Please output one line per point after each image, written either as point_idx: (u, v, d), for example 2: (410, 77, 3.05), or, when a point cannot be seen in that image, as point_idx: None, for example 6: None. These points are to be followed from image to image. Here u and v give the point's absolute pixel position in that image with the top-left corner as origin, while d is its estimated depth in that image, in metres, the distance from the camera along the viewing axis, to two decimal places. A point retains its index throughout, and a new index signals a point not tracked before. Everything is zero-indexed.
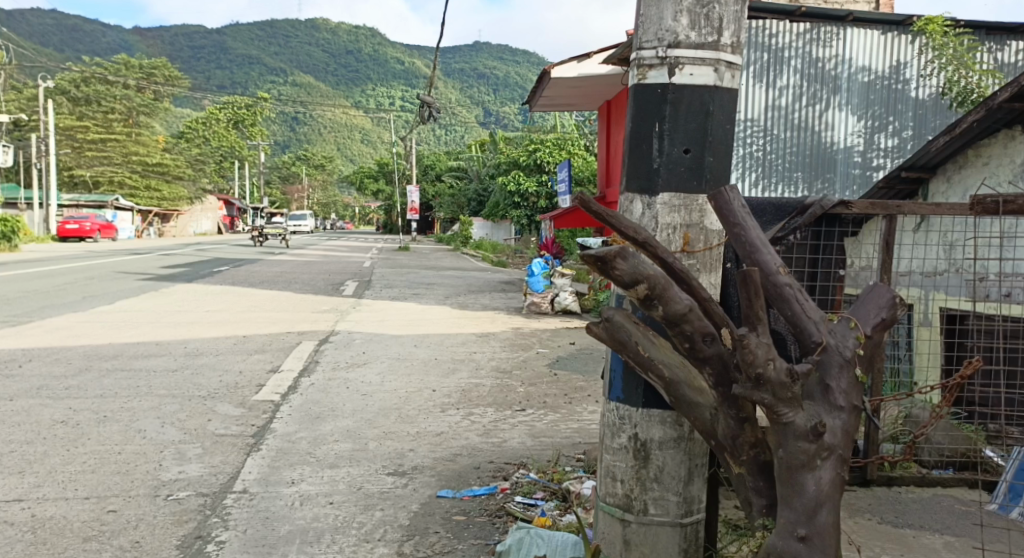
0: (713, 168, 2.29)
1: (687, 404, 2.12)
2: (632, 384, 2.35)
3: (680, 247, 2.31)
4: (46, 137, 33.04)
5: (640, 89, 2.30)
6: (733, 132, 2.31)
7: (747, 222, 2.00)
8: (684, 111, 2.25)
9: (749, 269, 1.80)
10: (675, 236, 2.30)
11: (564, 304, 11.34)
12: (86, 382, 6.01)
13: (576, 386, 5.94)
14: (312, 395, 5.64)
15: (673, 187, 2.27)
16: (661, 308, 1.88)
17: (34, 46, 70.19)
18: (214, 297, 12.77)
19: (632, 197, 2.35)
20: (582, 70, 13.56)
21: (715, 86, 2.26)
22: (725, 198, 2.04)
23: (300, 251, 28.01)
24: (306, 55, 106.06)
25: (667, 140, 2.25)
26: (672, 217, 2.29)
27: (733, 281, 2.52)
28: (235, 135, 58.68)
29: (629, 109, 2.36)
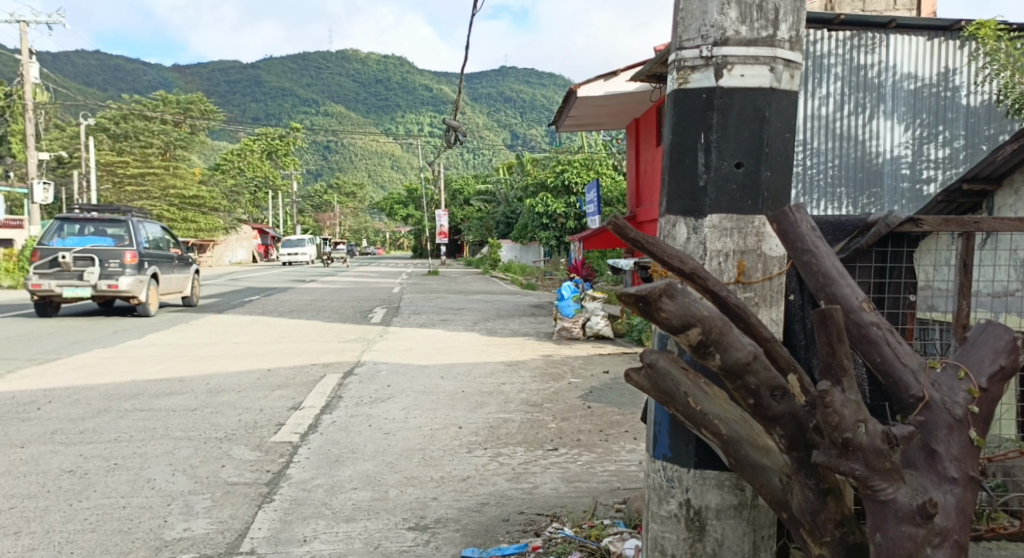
0: (770, 184, 2.10)
1: (749, 467, 1.84)
2: (682, 439, 2.14)
3: (733, 279, 2.13)
4: (88, 174, 33.85)
5: (681, 94, 2.12)
6: (792, 142, 2.12)
7: (819, 249, 1.94)
8: (735, 118, 2.07)
9: (829, 309, 1.60)
10: (728, 265, 2.11)
11: (596, 328, 10.96)
12: (102, 424, 5.77)
13: (611, 420, 5.59)
14: (332, 435, 5.33)
15: (723, 209, 2.09)
16: (720, 358, 1.65)
17: (78, 86, 72.37)
18: (242, 328, 12.62)
19: (674, 220, 2.15)
20: (608, 89, 13.29)
21: (771, 88, 2.07)
22: (792, 219, 1.95)
23: (331, 278, 27.96)
24: (337, 85, 107.71)
25: (714, 152, 2.07)
26: (724, 242, 2.10)
27: (800, 317, 2.38)
28: (268, 166, 59.55)
29: (668, 120, 2.19)
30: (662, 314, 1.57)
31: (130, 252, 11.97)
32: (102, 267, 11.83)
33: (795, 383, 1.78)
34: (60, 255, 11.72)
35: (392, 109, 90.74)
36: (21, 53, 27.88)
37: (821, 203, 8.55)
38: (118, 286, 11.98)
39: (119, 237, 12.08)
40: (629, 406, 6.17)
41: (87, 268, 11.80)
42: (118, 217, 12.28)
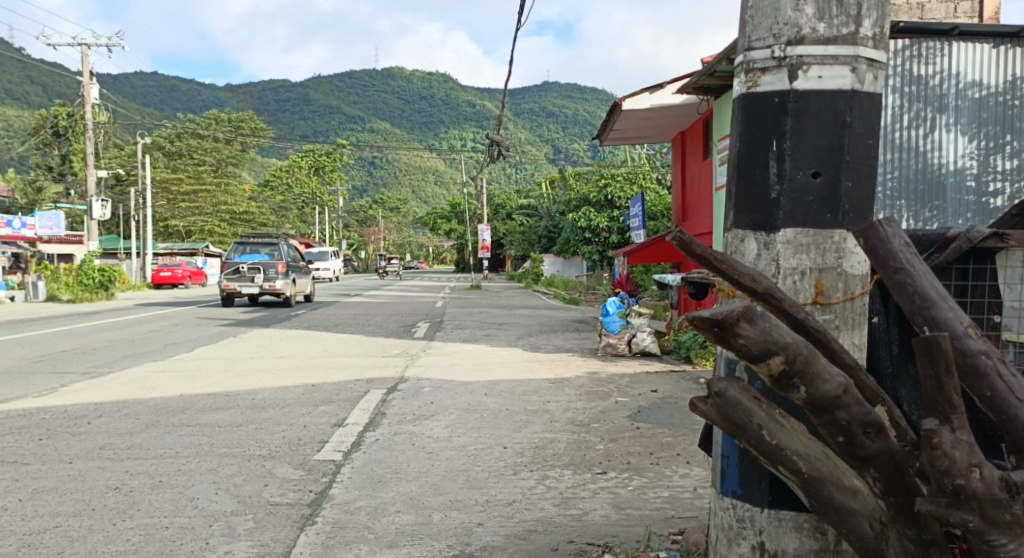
0: (851, 195, 2.12)
1: (836, 510, 1.74)
2: (755, 478, 2.15)
3: (812, 298, 2.15)
4: (144, 191, 35.07)
5: (751, 98, 2.17)
6: (875, 147, 2.14)
7: (916, 267, 1.99)
8: (811, 126, 2.10)
9: (936, 337, 1.59)
10: (807, 283, 2.14)
11: (642, 344, 10.74)
12: (149, 440, 5.74)
13: (662, 442, 5.40)
14: (376, 454, 5.23)
15: (799, 223, 2.11)
16: (808, 390, 1.60)
17: (136, 106, 74.68)
18: (288, 342, 12.67)
19: (744, 235, 2.19)
20: (654, 101, 13.11)
21: (852, 89, 2.10)
22: (883, 232, 2.03)
23: (375, 292, 28.13)
24: (382, 102, 109.20)
25: (789, 161, 2.10)
26: (800, 259, 2.12)
27: (885, 340, 2.27)
28: (315, 182, 60.53)
29: (736, 124, 2.24)
30: (741, 341, 1.54)
31: (280, 264, 20.23)
32: (264, 274, 20.07)
33: (884, 412, 1.78)
34: (240, 266, 20.20)
35: (435, 125, 91.56)
36: (80, 74, 28.80)
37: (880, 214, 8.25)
38: (273, 284, 20.26)
39: (274, 255, 20.55)
40: (679, 427, 5.96)
41: (255, 274, 20.16)
42: (272, 242, 20.67)
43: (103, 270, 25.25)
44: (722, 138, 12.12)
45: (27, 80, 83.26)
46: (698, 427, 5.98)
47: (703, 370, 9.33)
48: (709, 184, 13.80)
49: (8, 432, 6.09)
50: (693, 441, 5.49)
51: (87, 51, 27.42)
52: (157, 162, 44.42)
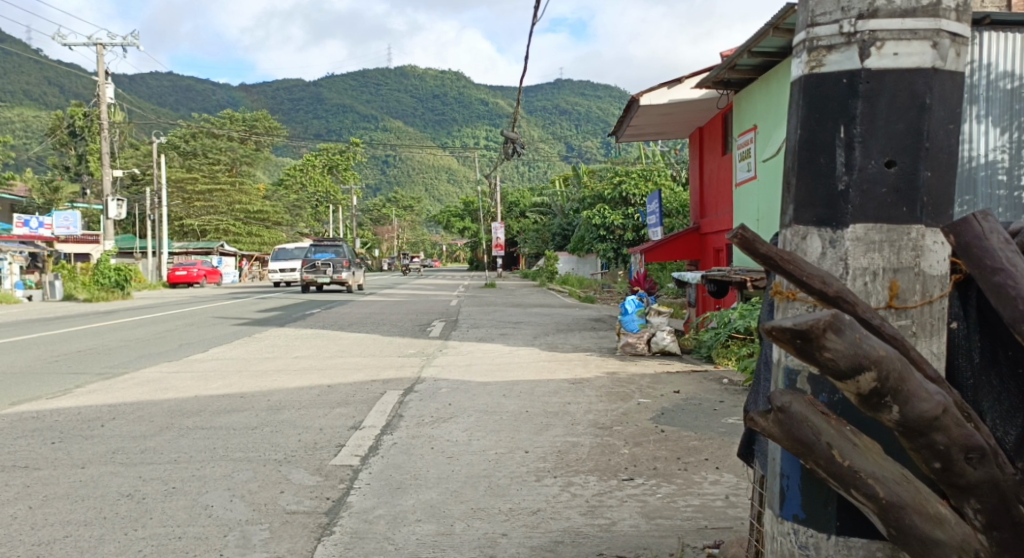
0: (929, 187, 1.93)
1: (922, 545, 1.55)
2: (822, 500, 1.89)
3: (884, 303, 1.96)
4: (159, 191, 35.10)
5: (814, 80, 1.98)
6: (954, 134, 1.96)
7: (1015, 268, 1.80)
8: (886, 110, 1.91)
9: None
10: (879, 288, 1.95)
11: (662, 344, 10.57)
12: (163, 444, 5.62)
13: (689, 446, 5.24)
14: (393, 459, 5.07)
15: (871, 218, 1.92)
16: (901, 410, 1.47)
17: (153, 108, 74.97)
18: (303, 342, 12.55)
19: (806, 230, 2.00)
20: (672, 96, 12.88)
21: (932, 68, 1.92)
22: (977, 227, 1.85)
23: (389, 291, 28.08)
24: (396, 101, 109.31)
25: (861, 150, 1.91)
26: (871, 258, 1.93)
27: (965, 350, 2.07)
28: (329, 181, 60.66)
29: (794, 109, 2.05)
30: (828, 357, 1.39)
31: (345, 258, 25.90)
32: (334, 266, 25.65)
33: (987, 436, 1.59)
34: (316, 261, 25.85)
35: (448, 123, 91.52)
36: (96, 74, 28.83)
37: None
38: (341, 275, 25.63)
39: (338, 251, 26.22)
40: (705, 430, 5.79)
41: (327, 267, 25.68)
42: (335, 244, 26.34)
43: (119, 269, 25.28)
44: (743, 133, 11.90)
45: (45, 80, 83.80)
46: (725, 430, 5.81)
47: (724, 370, 9.14)
48: (728, 180, 13.58)
49: (20, 435, 5.98)
50: (721, 444, 5.32)
51: (102, 51, 27.47)
52: (172, 162, 44.55)
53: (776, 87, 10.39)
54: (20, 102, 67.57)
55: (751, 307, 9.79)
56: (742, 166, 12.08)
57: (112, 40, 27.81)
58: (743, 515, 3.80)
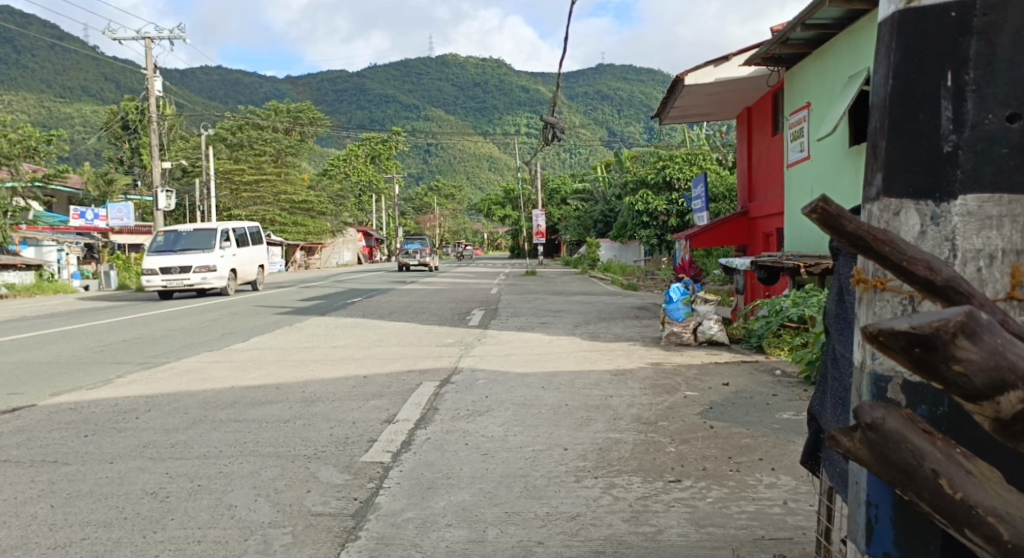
0: None
1: None
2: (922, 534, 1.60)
3: (1006, 293, 1.69)
4: (207, 182, 35.62)
5: (913, 25, 1.74)
6: None
7: None
8: (1008, 50, 1.65)
9: None
10: (1000, 276, 1.69)
11: (709, 333, 10.22)
12: (195, 436, 5.37)
13: (740, 445, 5.00)
14: (427, 456, 4.84)
15: (986, 188, 1.67)
16: None
17: (201, 99, 76.16)
18: (343, 331, 12.39)
19: (906, 206, 1.75)
20: (719, 74, 12.44)
21: None
22: None
23: (431, 279, 28.06)
24: (437, 89, 109.50)
25: (979, 102, 1.65)
26: (986, 236, 1.67)
27: None
28: (372, 170, 61.16)
29: (887, 58, 1.81)
30: (958, 371, 1.16)
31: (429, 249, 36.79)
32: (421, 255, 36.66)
33: None
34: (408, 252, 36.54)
35: (490, 111, 91.11)
36: (145, 67, 29.09)
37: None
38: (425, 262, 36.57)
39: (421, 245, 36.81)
40: (756, 427, 5.55)
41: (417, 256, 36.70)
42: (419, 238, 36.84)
43: None
44: (795, 112, 11.45)
45: (100, 75, 85.40)
46: (779, 427, 5.55)
47: (775, 360, 8.77)
48: (779, 161, 13.12)
49: (54, 425, 5.83)
50: (775, 443, 5.06)
51: (150, 44, 27.69)
52: (220, 154, 45.04)
53: (830, 63, 9.97)
54: (77, 96, 69.06)
55: (804, 295, 9.46)
56: (794, 146, 11.63)
57: (159, 33, 28.04)
58: (802, 524, 3.53)
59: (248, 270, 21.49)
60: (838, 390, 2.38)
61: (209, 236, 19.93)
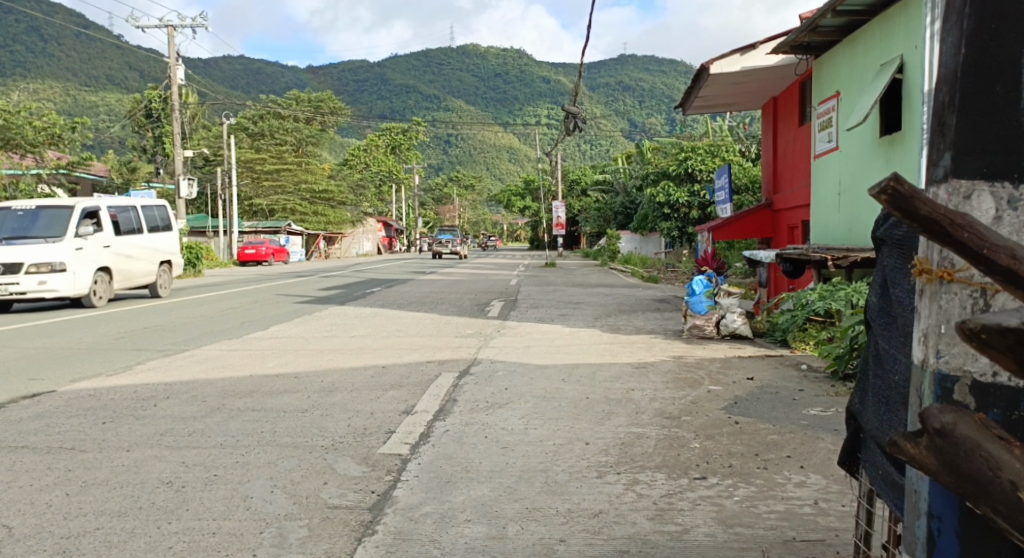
0: None
1: None
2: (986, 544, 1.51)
3: None
4: (229, 171, 35.75)
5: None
6: None
7: None
8: None
9: None
10: None
11: (732, 326, 10.02)
12: (212, 424, 5.29)
13: (766, 442, 4.89)
14: (445, 448, 4.75)
15: None
16: None
17: (224, 89, 76.54)
18: (362, 321, 12.32)
19: (975, 189, 1.62)
20: (745, 63, 12.27)
21: None
22: None
23: (450, 270, 27.98)
24: (458, 80, 109.35)
25: None
26: None
27: None
28: (393, 160, 61.25)
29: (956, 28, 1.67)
30: None
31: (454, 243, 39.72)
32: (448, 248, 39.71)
33: None
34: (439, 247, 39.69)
35: (510, 101, 90.84)
36: (168, 55, 29.20)
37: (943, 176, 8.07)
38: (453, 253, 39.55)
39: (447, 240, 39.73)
40: (783, 423, 5.43)
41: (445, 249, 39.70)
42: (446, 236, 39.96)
43: (191, 246, 25.74)
44: (823, 101, 11.28)
45: (125, 65, 86.04)
46: (807, 423, 5.43)
47: (801, 355, 8.61)
48: (806, 152, 12.91)
49: (72, 412, 5.78)
50: (803, 440, 4.94)
51: (173, 32, 27.78)
52: (242, 143, 45.26)
53: (861, 52, 9.84)
54: (102, 85, 69.70)
55: (831, 288, 9.20)
56: (821, 136, 11.43)
57: (182, 21, 28.14)
58: (834, 525, 3.42)
59: (131, 268, 14.68)
60: (881, 387, 2.26)
61: (62, 219, 13.41)
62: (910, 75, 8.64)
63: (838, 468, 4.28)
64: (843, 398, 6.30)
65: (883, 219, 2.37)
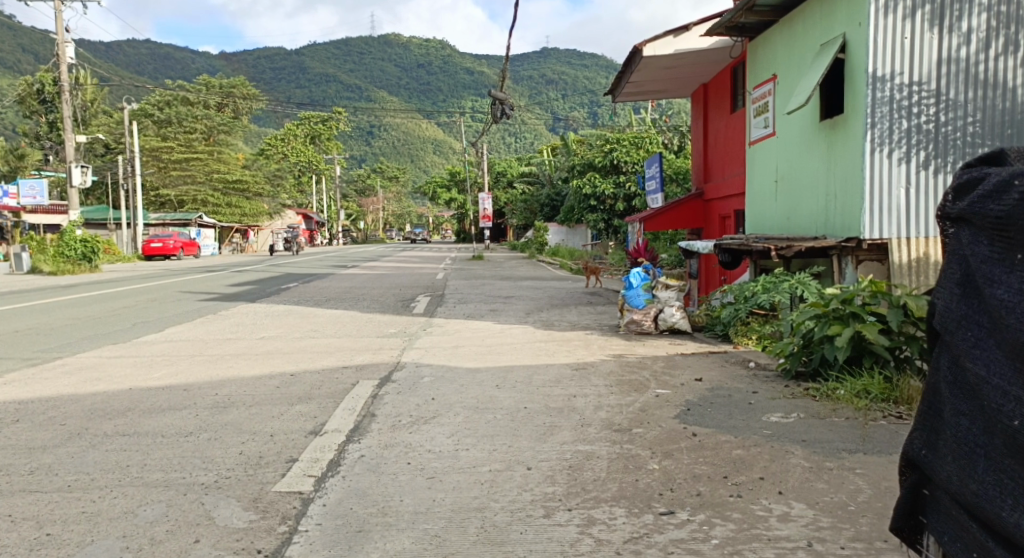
0: None
1: None
2: None
3: None
4: (132, 160, 33.43)
5: None
6: None
7: None
8: None
9: None
10: None
11: (671, 321, 9.48)
12: (65, 459, 4.24)
13: (734, 459, 4.24)
14: (358, 482, 3.91)
15: None
16: None
17: (131, 75, 72.64)
18: (273, 320, 11.26)
19: None
20: (678, 45, 11.85)
21: None
22: None
23: (371, 263, 26.84)
24: (381, 70, 107.18)
25: None
26: None
27: None
28: (312, 151, 59.44)
29: None
30: None
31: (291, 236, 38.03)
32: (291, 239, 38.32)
33: None
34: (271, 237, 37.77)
35: (432, 92, 89.20)
36: (55, 32, 26.88)
37: (881, 163, 7.70)
38: None
39: None
40: (745, 433, 4.80)
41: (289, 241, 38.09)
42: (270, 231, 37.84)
43: (86, 240, 23.86)
44: (760, 85, 10.88)
45: (17, 47, 80.68)
46: (771, 433, 4.81)
47: (746, 352, 8.10)
48: (739, 139, 12.54)
49: None
50: (772, 456, 4.30)
51: (61, 7, 25.56)
52: (147, 131, 42.73)
53: (800, 29, 9.41)
54: None
55: (775, 279, 8.64)
56: (757, 122, 11.04)
57: None
58: None
59: None
60: (974, 435, 1.59)
61: None
62: (852, 54, 8.13)
63: (822, 494, 3.64)
64: (801, 401, 5.75)
65: (963, 197, 1.70)
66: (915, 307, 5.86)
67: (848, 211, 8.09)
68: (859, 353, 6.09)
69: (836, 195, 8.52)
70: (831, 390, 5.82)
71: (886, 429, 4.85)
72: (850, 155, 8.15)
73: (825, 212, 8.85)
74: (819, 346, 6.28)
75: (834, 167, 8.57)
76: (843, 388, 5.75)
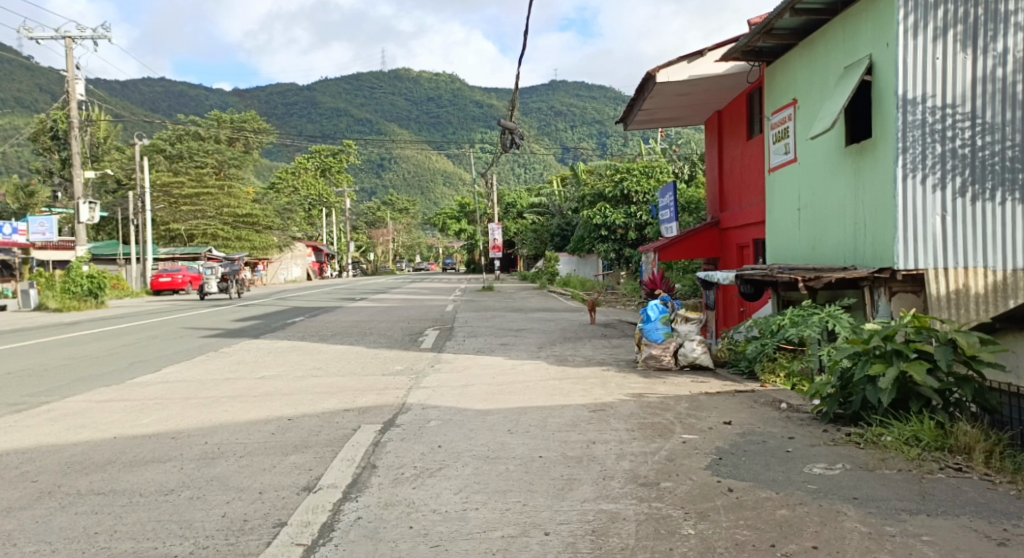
0: None
1: None
2: None
3: None
4: (143, 196, 33.18)
5: None
6: None
7: None
8: None
9: None
10: None
11: (692, 356, 8.97)
12: (27, 524, 3.79)
13: (778, 521, 3.75)
14: (352, 553, 3.43)
15: None
16: None
17: (145, 112, 73.29)
18: (276, 358, 10.81)
19: None
20: (692, 71, 11.51)
21: None
22: None
23: (380, 295, 26.40)
24: (391, 103, 107.91)
25: None
26: None
27: None
28: (322, 184, 59.57)
29: None
30: None
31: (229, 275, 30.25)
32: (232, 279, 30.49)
33: None
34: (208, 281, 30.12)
35: (442, 125, 89.69)
36: (66, 69, 26.97)
37: (915, 189, 7.33)
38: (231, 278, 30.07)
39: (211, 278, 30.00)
40: (786, 489, 4.31)
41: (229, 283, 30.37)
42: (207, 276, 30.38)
43: (93, 276, 23.60)
44: (779, 110, 10.53)
45: (35, 87, 81.84)
46: (816, 488, 4.32)
47: (774, 390, 7.60)
48: (756, 166, 12.17)
49: None
50: (823, 518, 3.80)
51: (72, 44, 25.58)
52: (158, 166, 42.82)
53: (821, 53, 9.09)
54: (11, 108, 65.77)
55: (803, 312, 8.13)
56: (776, 148, 10.66)
57: (81, 32, 25.92)
58: None
59: None
60: None
61: None
62: (879, 77, 7.80)
63: None
64: (842, 448, 5.25)
65: None
66: (965, 343, 5.34)
67: (882, 240, 7.70)
68: (905, 395, 5.59)
69: (866, 223, 8.10)
70: (877, 436, 5.37)
71: (944, 487, 4.35)
72: (881, 180, 7.77)
73: (853, 241, 8.42)
74: (859, 387, 5.81)
75: (862, 194, 8.17)
76: (891, 434, 5.30)
